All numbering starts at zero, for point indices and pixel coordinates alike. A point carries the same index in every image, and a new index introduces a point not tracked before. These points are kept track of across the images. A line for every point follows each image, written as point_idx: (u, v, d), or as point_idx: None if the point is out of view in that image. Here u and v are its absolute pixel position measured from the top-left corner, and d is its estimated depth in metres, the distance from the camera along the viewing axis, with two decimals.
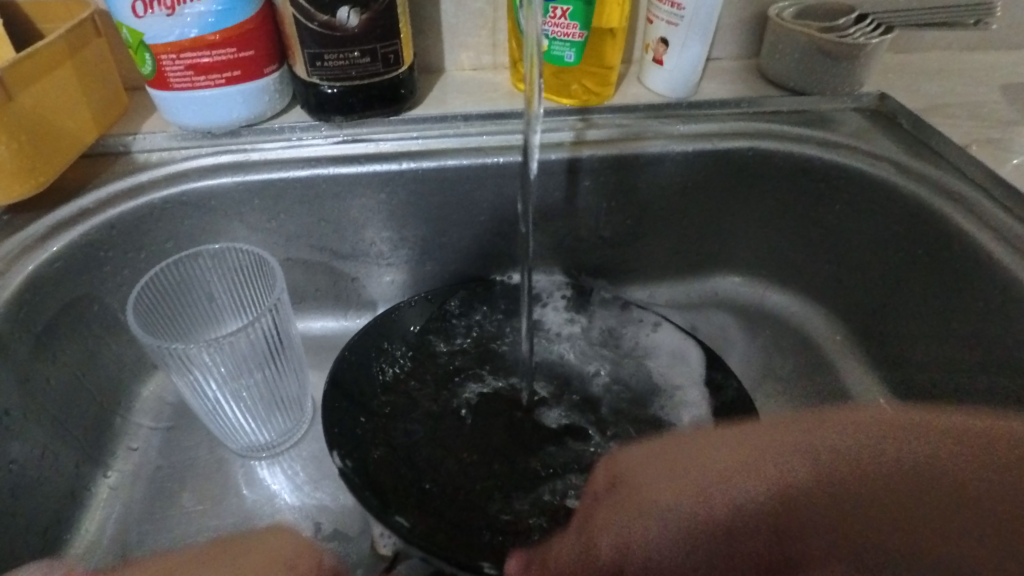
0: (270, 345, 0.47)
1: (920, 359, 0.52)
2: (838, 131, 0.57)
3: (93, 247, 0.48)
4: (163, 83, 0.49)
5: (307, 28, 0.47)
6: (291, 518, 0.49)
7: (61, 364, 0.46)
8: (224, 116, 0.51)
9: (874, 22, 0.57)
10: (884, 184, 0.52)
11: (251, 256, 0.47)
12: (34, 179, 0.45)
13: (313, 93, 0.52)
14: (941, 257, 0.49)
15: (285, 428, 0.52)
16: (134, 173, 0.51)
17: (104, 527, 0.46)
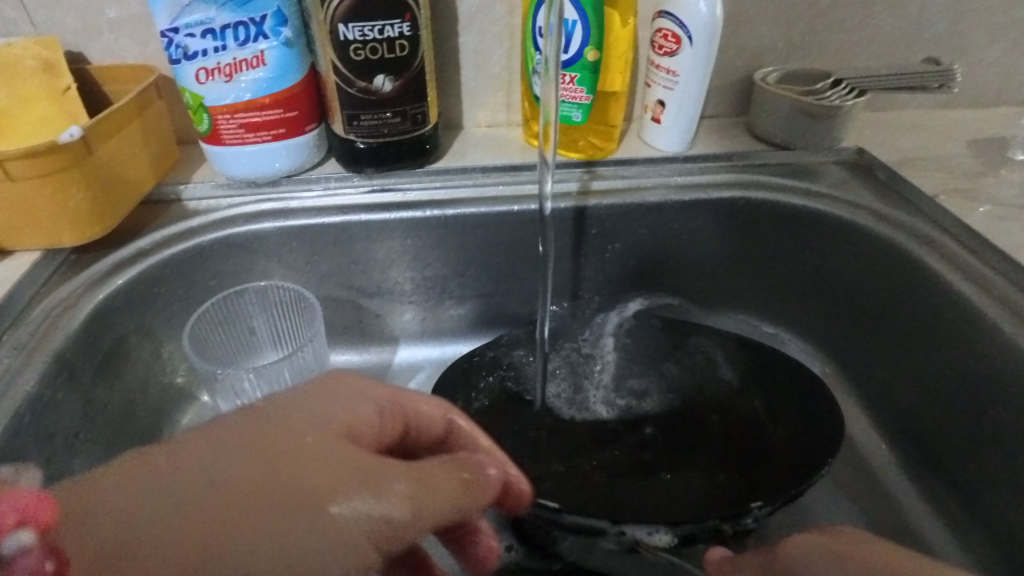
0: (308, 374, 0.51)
1: (903, 390, 0.56)
2: (821, 182, 0.63)
3: (148, 284, 0.53)
4: (217, 138, 0.55)
5: (346, 92, 0.54)
6: None
7: (116, 389, 0.51)
8: (268, 167, 0.57)
9: (850, 85, 0.64)
10: (863, 230, 0.58)
11: (292, 292, 0.52)
12: (102, 223, 0.51)
13: (348, 147, 0.58)
14: (917, 296, 0.54)
15: None
16: (185, 218, 0.57)
17: None
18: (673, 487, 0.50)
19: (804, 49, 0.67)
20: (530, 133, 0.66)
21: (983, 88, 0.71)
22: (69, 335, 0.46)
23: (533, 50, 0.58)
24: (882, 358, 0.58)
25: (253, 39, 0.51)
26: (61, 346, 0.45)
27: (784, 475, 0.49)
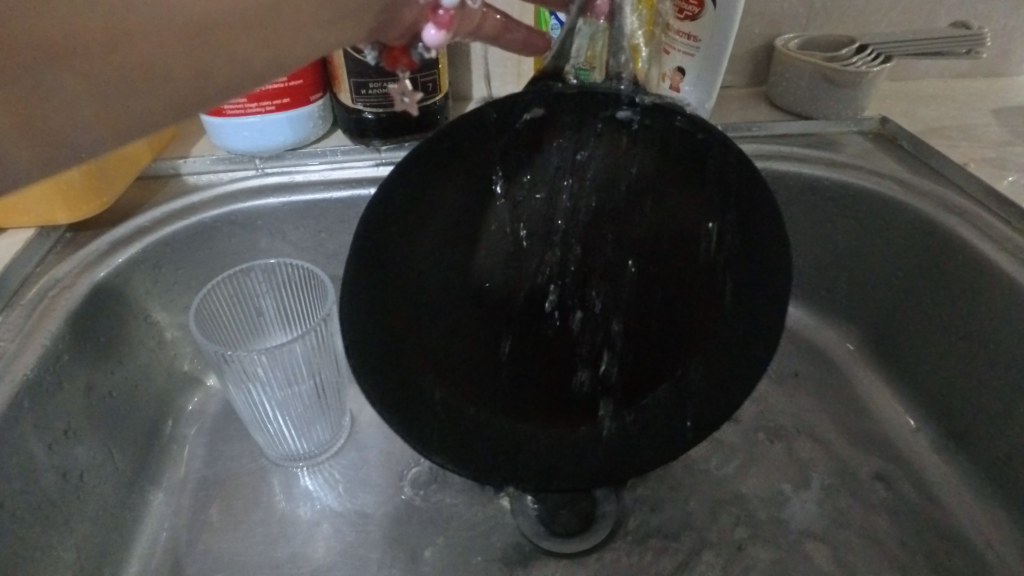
0: (318, 355, 0.50)
1: (931, 366, 0.54)
2: (844, 152, 0.61)
3: (149, 263, 0.51)
4: (217, 109, 0.52)
5: (354, 59, 0.51)
6: (337, 519, 0.50)
7: (117, 374, 0.48)
8: (271, 141, 0.54)
9: (874, 52, 0.61)
10: (890, 202, 0.56)
11: (301, 270, 0.50)
12: (99, 200, 0.48)
13: (355, 119, 0.55)
14: (947, 267, 0.52)
15: (324, 437, 0.54)
16: (185, 194, 0.54)
17: (157, 530, 0.48)
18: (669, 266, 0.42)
19: (824, 16, 0.65)
20: None
21: (1005, 56, 0.69)
22: (67, 317, 0.44)
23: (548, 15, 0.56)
24: (904, 327, 0.57)
25: None
26: (58, 328, 0.43)
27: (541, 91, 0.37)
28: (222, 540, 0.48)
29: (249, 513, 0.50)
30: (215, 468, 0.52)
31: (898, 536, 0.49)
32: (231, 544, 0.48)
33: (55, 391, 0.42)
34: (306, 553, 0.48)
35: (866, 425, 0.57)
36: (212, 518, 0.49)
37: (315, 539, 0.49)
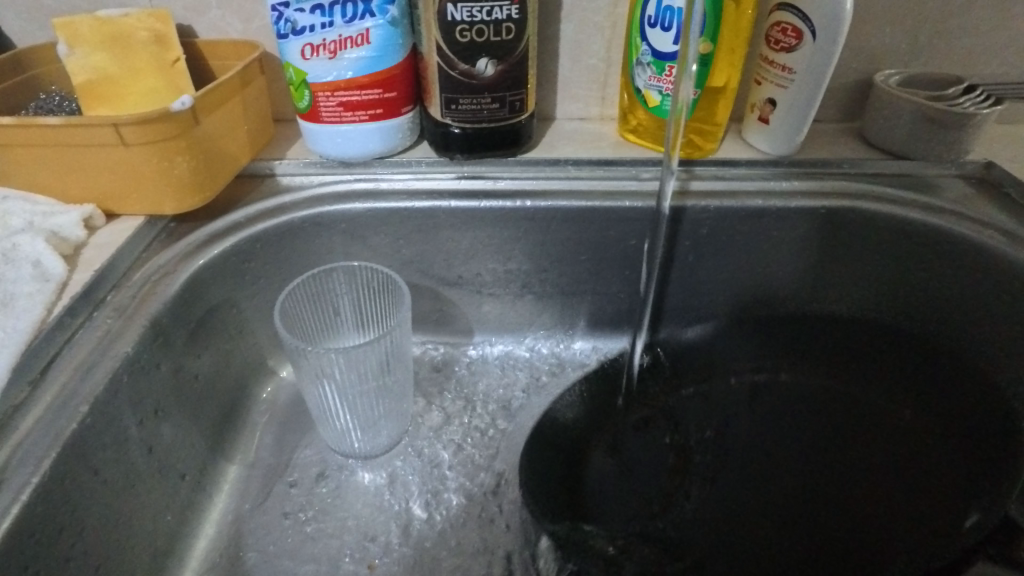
0: (389, 360, 0.51)
1: None
2: (942, 196, 0.57)
3: (240, 256, 0.53)
4: (315, 116, 0.55)
5: (447, 75, 0.52)
6: (388, 521, 0.51)
7: (203, 359, 0.51)
8: (361, 148, 0.57)
9: (983, 93, 0.58)
10: (991, 252, 0.52)
11: (381, 275, 0.51)
12: (202, 194, 0.51)
13: (441, 132, 0.57)
14: None
15: (386, 438, 0.55)
16: (278, 194, 0.57)
17: (224, 512, 0.50)
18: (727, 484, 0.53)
19: (929, 54, 0.62)
20: (625, 127, 0.63)
21: None
22: (163, 304, 0.46)
23: (640, 40, 0.55)
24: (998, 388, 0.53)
25: (359, 17, 0.50)
26: (157, 311, 0.46)
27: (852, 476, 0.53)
28: (283, 528, 0.50)
29: (309, 507, 0.51)
30: (282, 456, 0.55)
31: None
32: (290, 537, 0.50)
33: (144, 369, 0.44)
34: (360, 549, 0.49)
35: None
36: (276, 506, 0.51)
37: (369, 542, 0.49)
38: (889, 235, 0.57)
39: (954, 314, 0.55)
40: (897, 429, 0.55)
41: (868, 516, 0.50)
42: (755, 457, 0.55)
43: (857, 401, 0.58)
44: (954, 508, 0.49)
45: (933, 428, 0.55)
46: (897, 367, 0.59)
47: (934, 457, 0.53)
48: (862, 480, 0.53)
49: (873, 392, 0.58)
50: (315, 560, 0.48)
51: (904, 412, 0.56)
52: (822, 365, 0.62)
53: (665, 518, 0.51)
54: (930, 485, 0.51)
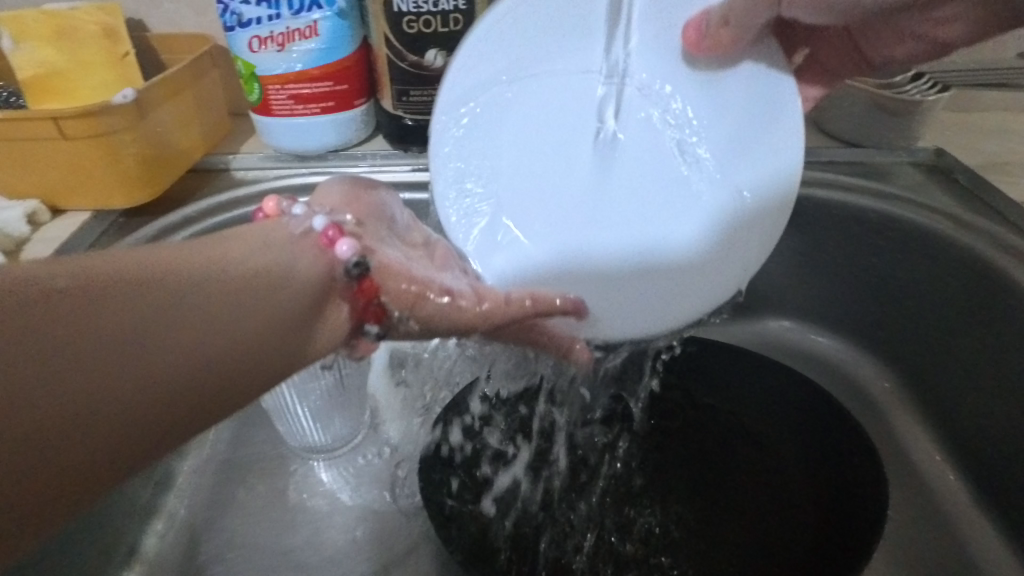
0: (342, 351, 0.51)
1: (972, 416, 0.51)
2: (893, 183, 0.58)
3: None
4: (267, 109, 0.55)
5: (398, 67, 0.53)
6: (343, 513, 0.51)
7: None
8: (316, 141, 0.57)
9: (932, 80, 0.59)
10: (937, 236, 0.53)
11: None
12: (151, 188, 0.51)
13: (396, 124, 0.57)
14: (992, 317, 0.49)
15: (343, 432, 0.55)
16: (232, 188, 0.57)
17: (176, 508, 0.50)
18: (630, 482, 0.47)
19: None
20: None
21: None
22: None
23: None
24: (947, 371, 0.54)
25: (307, 9, 0.50)
26: None
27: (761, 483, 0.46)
28: (236, 520, 0.50)
29: (264, 502, 0.51)
30: (239, 452, 0.55)
31: None
32: (243, 530, 0.50)
33: None
34: (313, 542, 0.49)
35: (903, 472, 0.53)
36: (229, 499, 0.51)
37: (324, 533, 0.50)
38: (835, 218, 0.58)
39: (903, 296, 0.56)
40: (827, 441, 0.46)
41: (740, 545, 0.43)
42: (666, 459, 0.49)
43: (749, 432, 0.49)
44: (772, 551, 0.42)
45: (820, 495, 0.44)
46: (808, 412, 0.48)
47: (777, 503, 0.45)
48: (678, 511, 0.45)
49: (788, 445, 0.48)
50: (267, 555, 0.48)
51: (793, 464, 0.47)
52: (746, 388, 0.52)
53: (547, 523, 0.45)
54: (744, 533, 0.43)
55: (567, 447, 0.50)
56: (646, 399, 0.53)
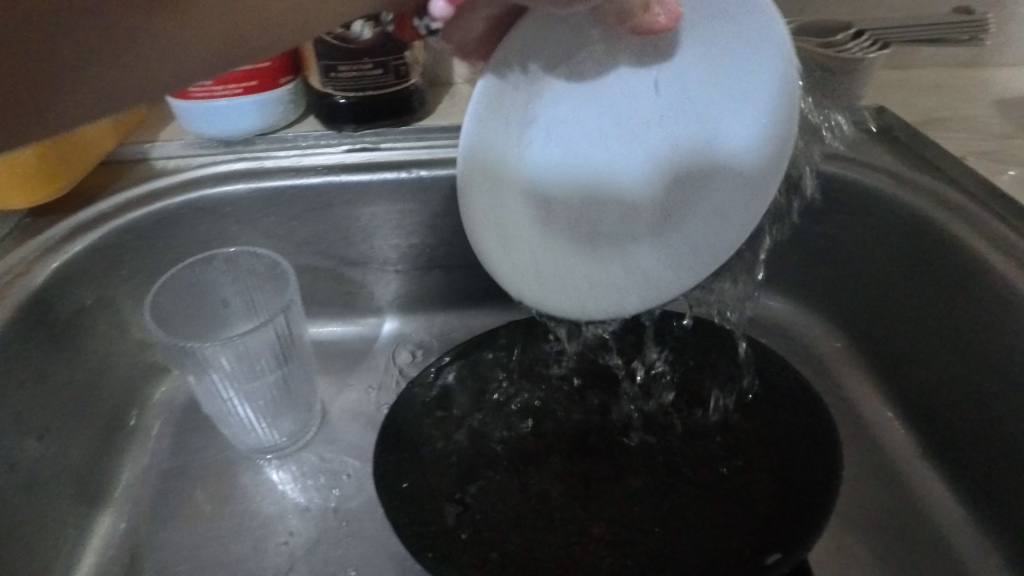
0: (282, 347, 0.49)
1: (918, 367, 0.52)
2: (838, 143, 0.58)
3: (111, 250, 0.49)
4: (183, 93, 0.52)
5: (324, 42, 0.50)
6: (294, 515, 0.49)
7: (76, 364, 0.47)
8: (240, 125, 0.53)
9: (871, 37, 0.58)
10: (883, 196, 0.53)
11: (266, 260, 0.48)
12: (57, 184, 0.47)
13: (326, 103, 0.54)
14: (935, 270, 0.50)
15: (292, 429, 0.53)
16: (152, 179, 0.53)
17: (116, 523, 0.47)
18: (593, 479, 0.45)
19: (821, 1, 0.62)
20: None
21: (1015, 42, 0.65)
22: (19, 306, 0.42)
23: None
24: (894, 326, 0.54)
25: None
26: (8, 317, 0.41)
27: (723, 469, 0.44)
28: (182, 533, 0.47)
29: (210, 510, 0.49)
30: (181, 459, 0.52)
31: (880, 544, 0.47)
32: (192, 541, 0.47)
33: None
34: (264, 548, 0.47)
35: (853, 428, 0.54)
36: (173, 510, 0.49)
37: (277, 537, 0.47)
38: None
39: (850, 254, 0.57)
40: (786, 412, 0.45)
41: (707, 534, 0.41)
42: (628, 452, 0.47)
43: (709, 416, 0.48)
44: (743, 531, 0.40)
45: (781, 466, 0.43)
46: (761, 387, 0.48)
47: (740, 478, 0.44)
48: (641, 493, 0.44)
49: (745, 424, 0.47)
50: (217, 565, 0.46)
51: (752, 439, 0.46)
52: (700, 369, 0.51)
53: (506, 525, 0.42)
54: (712, 518, 0.42)
55: (527, 430, 0.49)
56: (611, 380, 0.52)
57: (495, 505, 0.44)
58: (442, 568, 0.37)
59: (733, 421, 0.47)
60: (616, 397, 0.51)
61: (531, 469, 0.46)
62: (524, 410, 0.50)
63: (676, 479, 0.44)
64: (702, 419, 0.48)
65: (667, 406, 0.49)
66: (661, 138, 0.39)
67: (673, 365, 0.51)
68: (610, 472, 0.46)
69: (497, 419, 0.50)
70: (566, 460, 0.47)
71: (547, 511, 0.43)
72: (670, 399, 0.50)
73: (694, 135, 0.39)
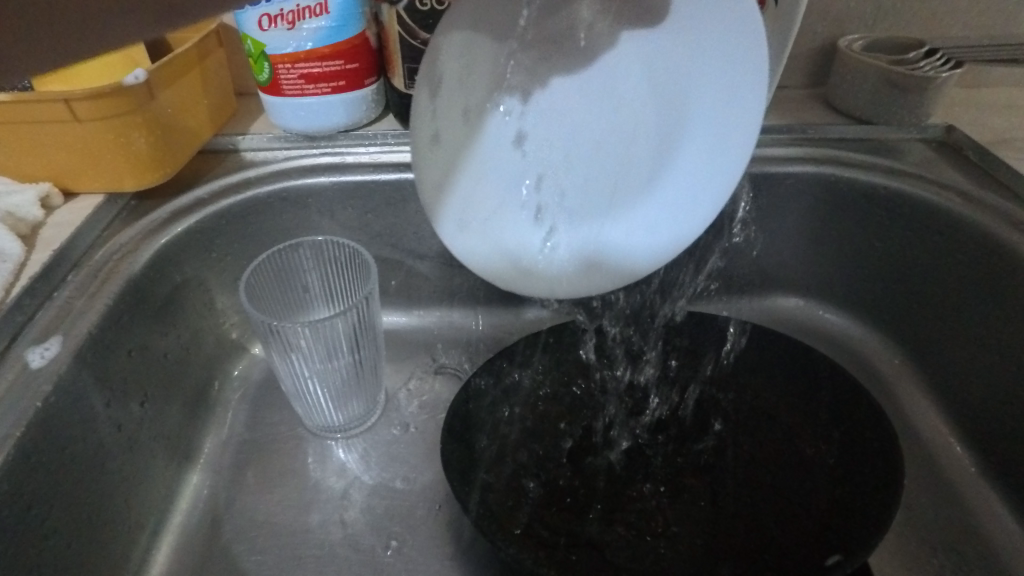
0: (358, 333, 0.51)
1: (979, 385, 0.52)
2: (904, 159, 0.58)
3: (206, 233, 0.53)
4: (276, 89, 0.54)
5: (410, 45, 0.52)
6: (361, 491, 0.52)
7: (170, 338, 0.50)
8: (326, 121, 0.56)
9: (944, 56, 0.58)
10: (950, 213, 0.53)
11: (348, 250, 0.51)
12: (162, 170, 0.51)
13: (407, 103, 0.57)
14: (1002, 290, 0.50)
15: (359, 411, 0.56)
16: (243, 169, 0.56)
17: (198, 488, 0.51)
18: (650, 475, 0.47)
19: (891, 18, 0.62)
20: None
21: None
22: (128, 281, 0.46)
23: None
24: (954, 344, 0.54)
25: None
26: (120, 291, 0.45)
27: (780, 468, 0.46)
28: (257, 502, 0.51)
29: (284, 481, 0.52)
30: (256, 432, 0.55)
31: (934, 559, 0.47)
32: (267, 510, 0.50)
33: (110, 349, 0.44)
34: (333, 520, 0.50)
35: (908, 442, 0.54)
36: (249, 480, 0.52)
37: (345, 510, 0.50)
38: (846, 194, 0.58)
39: (910, 269, 0.57)
40: (843, 418, 0.47)
41: (765, 529, 0.42)
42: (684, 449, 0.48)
43: (764, 417, 0.49)
44: (804, 527, 0.42)
45: (837, 469, 0.44)
46: (816, 390, 0.49)
47: (798, 484, 0.44)
48: (694, 491, 0.45)
49: (801, 424, 0.48)
50: (290, 533, 0.49)
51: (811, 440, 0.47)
52: (757, 370, 0.52)
53: (571, 510, 0.45)
54: (770, 515, 0.43)
55: (582, 424, 0.51)
56: (660, 377, 0.53)
57: (557, 491, 0.46)
58: (511, 552, 0.39)
59: (788, 420, 0.48)
60: (672, 395, 0.52)
61: (590, 461, 0.48)
62: (583, 400, 0.53)
63: (734, 478, 0.46)
64: (757, 418, 0.49)
65: (723, 406, 0.51)
66: (592, 181, 0.40)
67: (724, 363, 0.53)
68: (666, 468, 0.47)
69: (555, 411, 0.52)
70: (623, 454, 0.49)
71: (605, 499, 0.46)
72: (722, 399, 0.51)
73: (673, 126, 0.38)
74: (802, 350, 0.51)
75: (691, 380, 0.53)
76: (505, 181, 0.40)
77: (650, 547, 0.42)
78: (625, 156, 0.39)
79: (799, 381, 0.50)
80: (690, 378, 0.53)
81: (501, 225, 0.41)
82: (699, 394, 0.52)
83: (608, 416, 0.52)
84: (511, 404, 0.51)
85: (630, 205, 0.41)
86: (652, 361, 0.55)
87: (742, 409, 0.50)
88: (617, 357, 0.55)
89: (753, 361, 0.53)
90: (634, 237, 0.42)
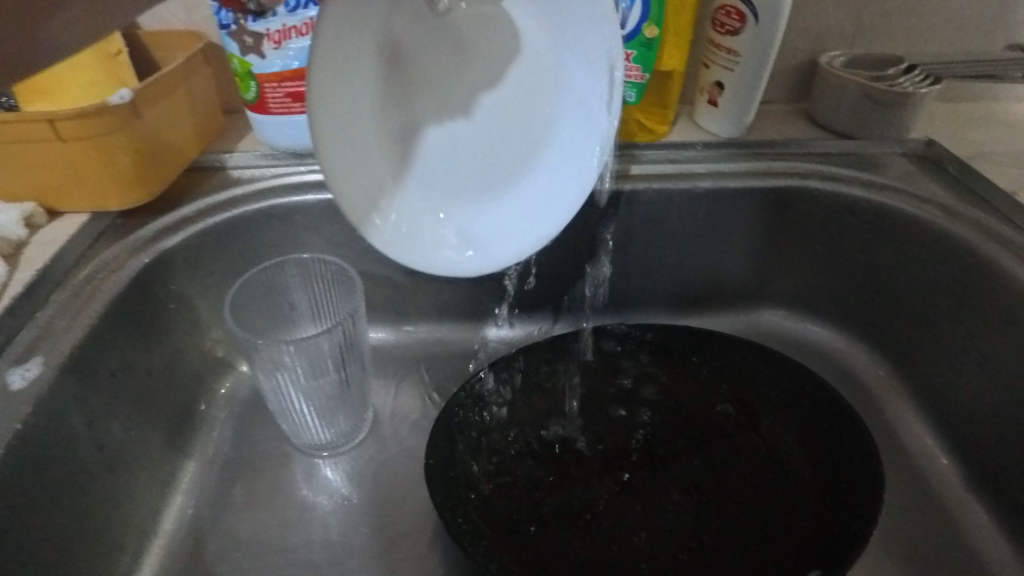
0: (345, 350, 0.51)
1: (963, 397, 0.52)
2: (885, 173, 0.59)
3: (191, 251, 0.53)
4: (263, 107, 0.55)
5: None
6: (347, 509, 0.51)
7: (155, 356, 0.50)
8: None
9: (923, 72, 0.59)
10: (930, 226, 0.54)
11: (335, 267, 0.51)
12: (148, 188, 0.51)
13: None
14: (983, 302, 0.50)
15: (346, 428, 0.55)
16: (229, 187, 0.56)
17: (183, 509, 0.50)
18: (628, 490, 0.47)
19: (872, 34, 0.63)
20: None
21: None
22: (112, 300, 0.46)
23: None
24: (938, 355, 0.55)
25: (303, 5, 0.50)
26: (103, 310, 0.45)
27: (760, 481, 0.46)
28: (242, 522, 0.50)
29: (269, 500, 0.51)
30: (242, 450, 0.55)
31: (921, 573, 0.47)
32: (254, 530, 0.50)
33: (93, 368, 0.44)
34: (318, 539, 0.49)
35: (895, 454, 0.55)
36: (233, 499, 0.51)
37: (331, 529, 0.50)
38: (830, 208, 0.59)
39: (894, 282, 0.58)
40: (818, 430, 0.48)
41: (745, 544, 0.42)
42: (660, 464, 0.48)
43: (740, 428, 0.50)
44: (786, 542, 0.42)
45: (822, 479, 0.45)
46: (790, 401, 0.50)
47: (778, 497, 0.45)
48: (674, 506, 0.45)
49: (779, 436, 0.49)
50: (275, 553, 0.48)
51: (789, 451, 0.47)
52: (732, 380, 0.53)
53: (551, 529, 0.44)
54: (750, 530, 0.43)
55: (558, 440, 0.50)
56: (636, 391, 0.53)
57: (537, 510, 0.45)
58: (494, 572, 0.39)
59: (763, 431, 0.49)
60: (649, 408, 0.52)
61: (567, 478, 0.48)
62: (560, 415, 0.52)
63: (714, 491, 0.46)
64: (732, 429, 0.50)
65: (697, 417, 0.51)
66: (471, 173, 0.49)
67: (699, 376, 0.54)
68: (642, 483, 0.47)
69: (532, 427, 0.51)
70: (601, 470, 0.48)
71: (586, 519, 0.45)
72: (697, 410, 0.51)
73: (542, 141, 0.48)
74: (775, 361, 0.52)
75: (669, 394, 0.53)
76: (420, 178, 0.48)
77: (636, 555, 0.43)
78: (502, 150, 0.48)
79: (775, 392, 0.51)
80: (666, 391, 0.53)
81: (430, 248, 0.48)
82: (676, 407, 0.52)
83: (585, 431, 0.51)
84: (493, 414, 0.52)
85: (496, 199, 0.50)
86: (628, 374, 0.55)
87: (717, 420, 0.51)
88: (593, 371, 0.55)
89: (730, 372, 0.53)
90: (493, 228, 0.50)
